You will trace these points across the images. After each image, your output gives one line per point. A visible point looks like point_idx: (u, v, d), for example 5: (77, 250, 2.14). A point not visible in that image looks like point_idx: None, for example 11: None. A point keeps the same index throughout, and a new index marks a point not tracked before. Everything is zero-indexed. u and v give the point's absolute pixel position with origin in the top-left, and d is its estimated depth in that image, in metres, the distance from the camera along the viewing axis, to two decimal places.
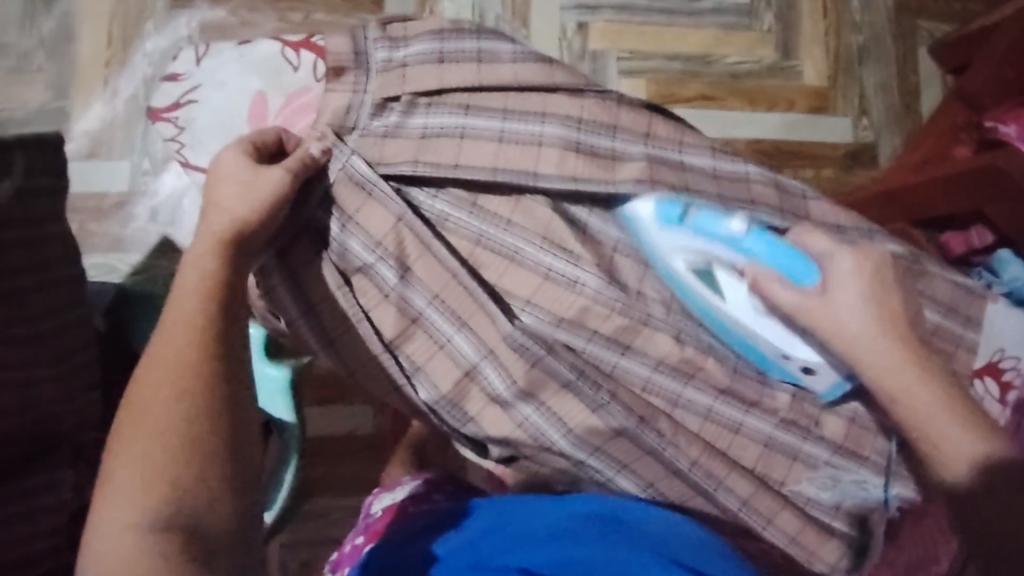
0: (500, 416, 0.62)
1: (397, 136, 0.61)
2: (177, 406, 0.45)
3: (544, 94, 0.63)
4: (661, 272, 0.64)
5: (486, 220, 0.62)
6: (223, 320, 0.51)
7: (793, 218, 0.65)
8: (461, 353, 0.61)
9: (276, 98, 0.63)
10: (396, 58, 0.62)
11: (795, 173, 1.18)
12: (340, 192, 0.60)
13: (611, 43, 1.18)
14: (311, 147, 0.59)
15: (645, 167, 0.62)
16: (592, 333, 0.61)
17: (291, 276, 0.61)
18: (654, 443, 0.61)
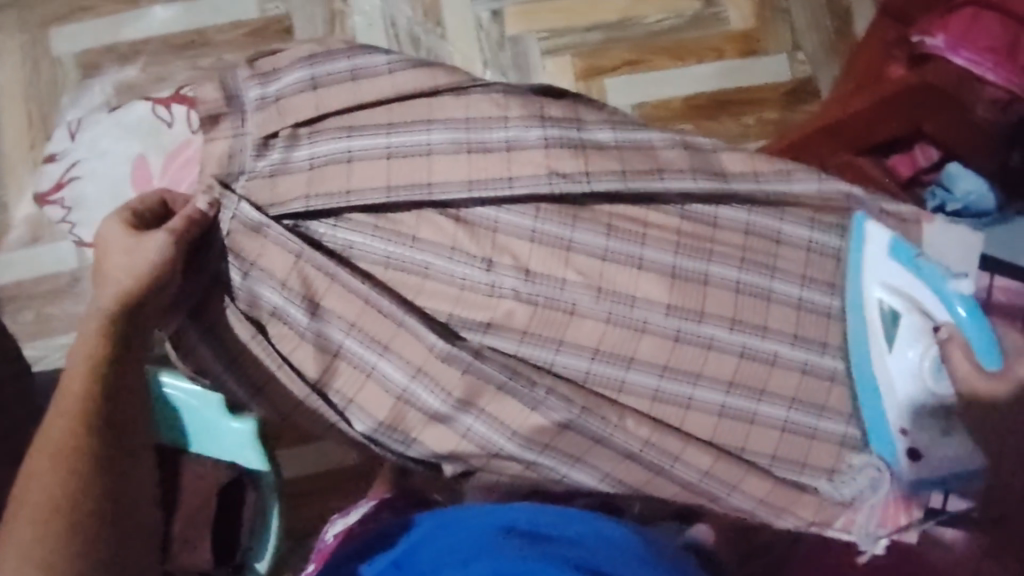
0: (442, 433, 0.61)
1: (284, 172, 0.59)
2: (49, 496, 0.49)
3: (428, 100, 0.61)
4: (584, 254, 0.62)
5: (388, 238, 0.60)
6: (103, 405, 0.53)
7: (708, 176, 0.63)
8: (389, 379, 0.60)
9: (157, 159, 0.62)
10: (271, 92, 0.60)
11: (738, 121, 1.16)
12: (236, 240, 0.58)
13: (529, 24, 1.16)
14: (198, 200, 0.58)
15: (541, 156, 0.61)
16: (523, 335, 0.61)
17: (207, 333, 0.60)
18: (601, 430, 0.61)
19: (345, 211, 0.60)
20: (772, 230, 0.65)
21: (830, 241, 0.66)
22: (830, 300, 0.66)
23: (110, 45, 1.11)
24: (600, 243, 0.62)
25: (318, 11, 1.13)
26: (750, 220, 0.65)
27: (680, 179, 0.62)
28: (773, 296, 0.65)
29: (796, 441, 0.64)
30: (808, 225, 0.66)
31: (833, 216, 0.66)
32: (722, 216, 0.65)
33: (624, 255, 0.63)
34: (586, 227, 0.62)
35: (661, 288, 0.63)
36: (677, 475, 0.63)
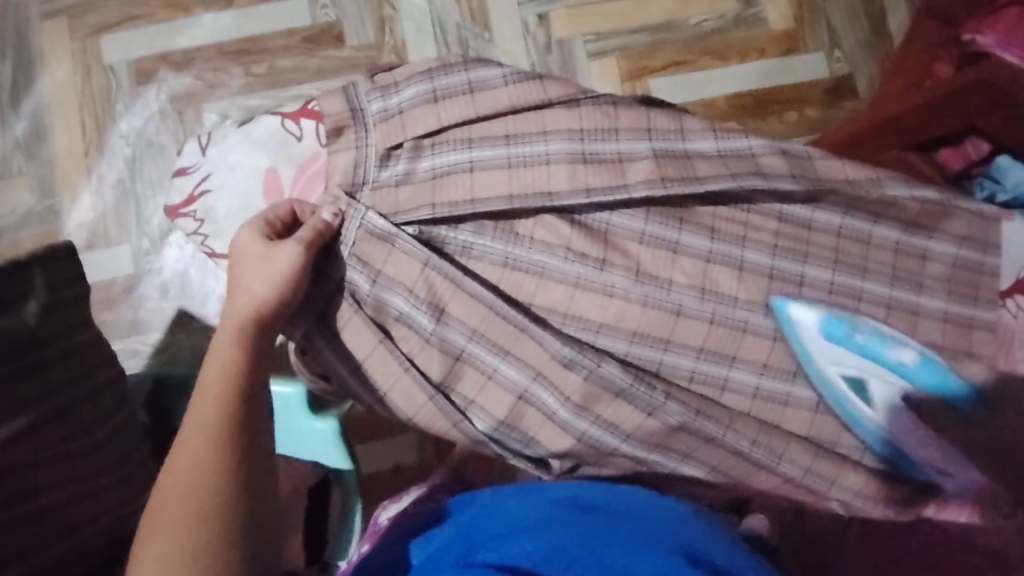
0: (558, 432, 0.64)
1: (408, 182, 0.61)
2: (200, 488, 0.48)
3: (543, 112, 0.63)
4: (688, 257, 0.65)
5: (504, 239, 0.63)
6: (251, 408, 0.54)
7: (807, 180, 0.65)
8: (509, 380, 0.63)
9: (288, 171, 0.63)
10: (392, 105, 0.62)
11: (782, 119, 1.19)
12: (363, 248, 0.60)
13: (574, 28, 1.19)
14: (324, 212, 0.61)
15: (652, 165, 0.62)
16: (633, 335, 0.64)
17: (332, 341, 0.62)
18: (713, 431, 0.63)
19: (469, 217, 0.62)
20: (863, 232, 0.68)
21: (917, 241, 0.69)
22: (918, 297, 0.69)
23: (163, 52, 1.12)
24: (704, 245, 0.65)
25: (368, 18, 1.15)
26: (843, 223, 0.67)
27: (785, 181, 0.64)
28: (863, 295, 0.68)
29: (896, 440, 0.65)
30: (896, 227, 0.68)
31: (924, 219, 0.68)
32: (816, 219, 0.67)
33: (726, 257, 0.65)
34: (693, 230, 0.64)
35: (759, 287, 0.66)
36: (783, 471, 0.65)
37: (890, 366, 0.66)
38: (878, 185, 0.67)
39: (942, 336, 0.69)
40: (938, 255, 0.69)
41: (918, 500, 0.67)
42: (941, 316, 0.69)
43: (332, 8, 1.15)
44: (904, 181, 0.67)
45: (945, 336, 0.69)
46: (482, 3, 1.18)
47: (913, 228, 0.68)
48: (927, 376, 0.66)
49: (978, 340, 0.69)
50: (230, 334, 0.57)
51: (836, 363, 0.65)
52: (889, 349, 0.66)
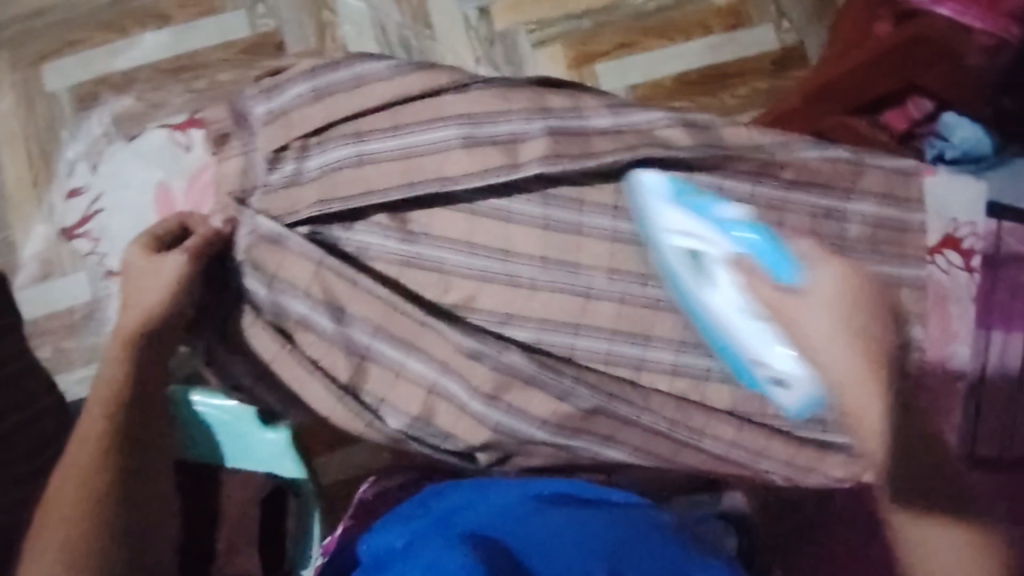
0: (473, 425, 0.63)
1: (297, 183, 0.61)
2: (83, 501, 0.52)
3: (433, 101, 0.62)
4: (595, 238, 0.64)
5: (403, 238, 0.62)
6: (138, 418, 0.57)
7: (706, 148, 0.64)
8: (418, 374, 0.62)
9: (180, 182, 0.63)
10: (277, 106, 0.62)
11: (732, 93, 1.17)
12: (257, 253, 0.61)
13: (514, 19, 1.18)
14: (215, 219, 0.62)
15: (545, 143, 0.62)
16: (543, 320, 0.63)
17: (237, 350, 0.64)
18: (630, 413, 0.64)
19: (367, 212, 0.62)
20: (778, 199, 0.66)
21: (838, 203, 0.67)
22: (843, 259, 0.66)
23: (105, 75, 1.13)
24: (608, 225, 0.64)
25: (307, 24, 1.15)
26: (755, 189, 0.66)
27: (688, 151, 0.63)
28: None
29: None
30: (813, 190, 0.67)
31: (837, 179, 0.67)
32: (725, 186, 0.65)
33: (632, 236, 0.64)
34: (597, 211, 0.64)
35: None
36: (708, 448, 0.66)
37: (716, 223, 0.58)
38: (787, 149, 0.66)
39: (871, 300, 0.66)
40: (860, 216, 0.68)
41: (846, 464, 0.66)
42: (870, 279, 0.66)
43: (270, 17, 1.15)
44: (814, 143, 0.67)
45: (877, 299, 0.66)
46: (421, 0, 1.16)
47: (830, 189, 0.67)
48: (746, 243, 0.56)
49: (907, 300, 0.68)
50: (124, 345, 0.58)
51: (678, 231, 0.60)
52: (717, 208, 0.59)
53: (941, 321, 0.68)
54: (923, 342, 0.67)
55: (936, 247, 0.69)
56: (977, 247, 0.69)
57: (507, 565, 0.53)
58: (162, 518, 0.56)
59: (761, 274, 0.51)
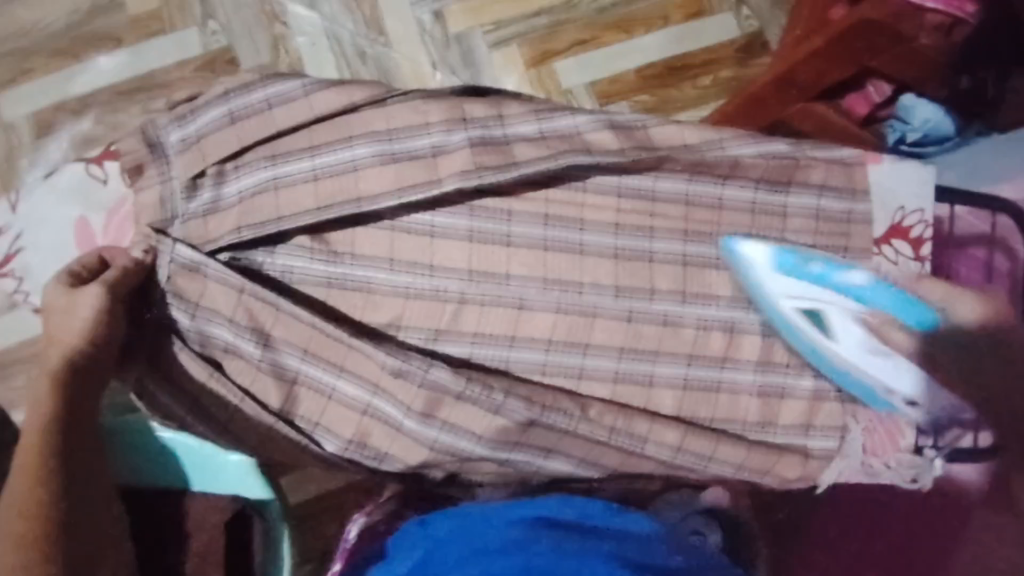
0: (411, 444, 0.61)
1: (216, 211, 0.60)
2: (20, 533, 0.45)
3: (349, 118, 0.61)
4: (524, 247, 0.63)
5: (326, 260, 0.61)
6: (76, 443, 0.51)
7: (640, 148, 0.62)
8: (349, 397, 0.61)
9: (99, 216, 0.63)
10: (191, 132, 0.61)
11: (695, 85, 1.14)
12: (179, 283, 0.59)
13: (471, 20, 1.13)
14: (136, 250, 0.60)
15: (467, 154, 0.60)
16: (474, 338, 0.62)
17: (165, 380, 0.61)
18: (564, 424, 0.60)
19: (288, 234, 0.61)
20: (713, 197, 0.65)
21: (775, 198, 0.66)
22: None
23: (58, 101, 1.07)
24: (539, 234, 0.63)
25: (259, 37, 1.09)
26: (689, 189, 0.65)
27: (609, 156, 0.61)
28: (722, 263, 0.65)
29: (764, 404, 0.64)
30: (751, 186, 0.65)
31: (779, 173, 0.65)
32: (660, 188, 0.64)
33: (564, 243, 0.63)
34: (524, 220, 0.63)
35: (605, 270, 0.64)
36: (653, 454, 0.62)
37: (843, 293, 0.60)
38: (720, 147, 0.63)
39: None
40: (799, 211, 0.66)
41: (803, 467, 0.64)
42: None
43: (222, 32, 1.09)
44: (747, 139, 0.63)
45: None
46: (373, 6, 1.11)
47: (767, 183, 0.66)
48: (895, 305, 0.59)
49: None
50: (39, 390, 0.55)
51: (790, 296, 0.61)
52: (842, 273, 0.60)
53: None
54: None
55: (883, 238, 0.67)
56: (926, 235, 0.66)
57: None
58: (113, 546, 0.49)
59: (894, 326, 0.60)
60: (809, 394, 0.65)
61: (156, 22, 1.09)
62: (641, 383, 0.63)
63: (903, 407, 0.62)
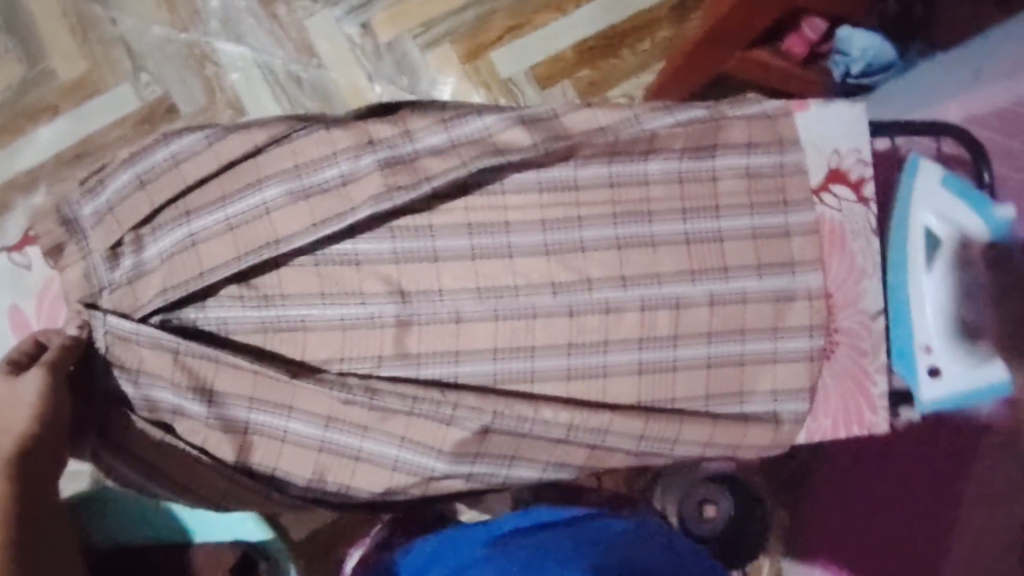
0: (374, 470, 0.60)
1: (140, 276, 0.59)
2: None
3: (255, 161, 0.60)
4: (453, 262, 0.63)
5: (258, 305, 0.61)
6: (35, 530, 0.52)
7: (558, 137, 0.62)
8: (304, 437, 0.60)
9: (30, 302, 0.62)
10: (103, 202, 0.59)
11: (635, 51, 1.12)
12: (116, 353, 0.58)
13: (399, 27, 1.11)
14: (71, 326, 0.59)
15: (378, 179, 0.60)
16: (418, 361, 0.62)
17: (122, 449, 0.59)
18: (516, 427, 0.59)
19: (215, 288, 0.60)
20: (637, 173, 0.65)
21: (700, 164, 0.65)
22: (718, 221, 0.65)
23: (7, 180, 1.05)
24: (465, 244, 0.63)
25: (192, 81, 1.08)
26: (612, 169, 0.64)
27: (522, 152, 0.61)
28: (656, 240, 0.64)
29: (721, 377, 0.64)
30: (676, 157, 0.65)
31: (704, 137, 0.64)
32: (581, 176, 0.64)
33: (492, 249, 0.63)
34: (446, 233, 0.62)
35: (538, 267, 0.63)
36: (617, 445, 0.61)
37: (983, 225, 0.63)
38: (636, 123, 0.62)
39: (756, 253, 0.66)
40: (730, 171, 0.66)
41: (773, 434, 0.64)
42: (749, 234, 0.66)
43: (155, 82, 1.07)
44: (662, 111, 0.63)
45: (760, 251, 0.65)
46: (299, 31, 1.10)
47: (695, 151, 0.65)
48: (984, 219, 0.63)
49: (801, 248, 0.66)
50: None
51: (928, 215, 0.65)
52: (987, 208, 0.62)
53: (845, 261, 0.66)
54: (823, 285, 0.66)
55: (821, 186, 0.66)
56: (866, 174, 0.65)
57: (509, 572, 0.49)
58: None
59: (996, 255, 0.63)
60: (767, 353, 0.65)
61: (88, 83, 1.07)
62: (592, 375, 0.63)
63: (927, 373, 0.65)
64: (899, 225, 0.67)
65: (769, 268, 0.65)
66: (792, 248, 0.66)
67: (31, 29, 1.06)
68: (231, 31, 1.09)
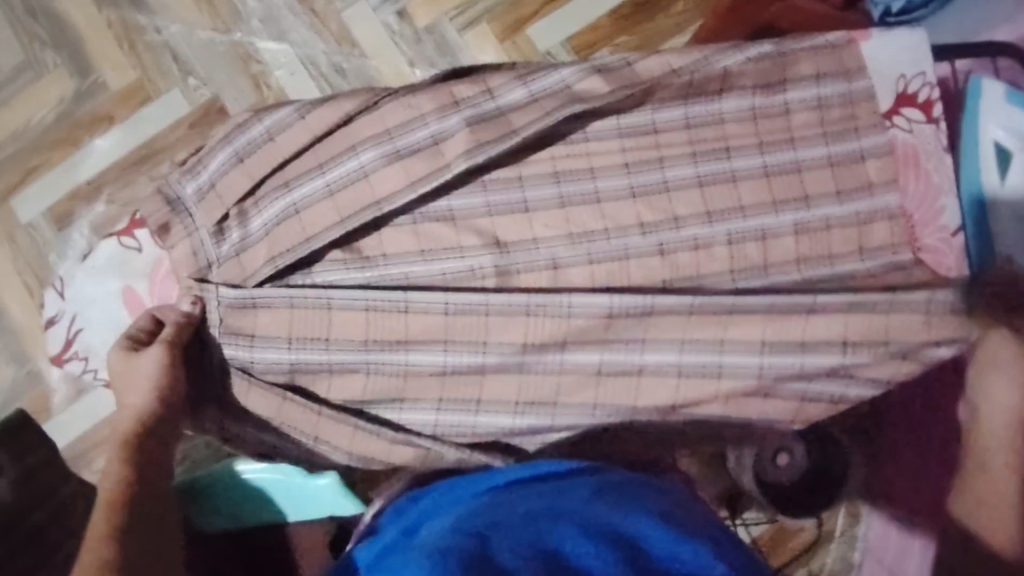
0: (499, 390, 0.63)
1: (246, 247, 0.62)
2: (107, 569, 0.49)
3: (347, 130, 0.62)
4: (543, 209, 0.64)
5: (359, 266, 0.63)
6: (147, 493, 0.56)
7: (633, 80, 0.64)
8: (423, 366, 0.62)
9: (143, 282, 0.66)
10: (204, 181, 0.62)
11: (671, 12, 1.12)
12: (232, 322, 0.61)
13: (435, 10, 1.12)
14: (184, 303, 0.62)
15: (466, 135, 0.62)
16: (527, 313, 0.62)
17: (243, 416, 0.64)
18: (632, 330, 0.63)
19: (319, 254, 0.63)
20: (711, 112, 0.66)
21: (770, 99, 0.67)
22: (796, 151, 0.67)
23: (72, 191, 1.06)
24: (553, 192, 0.64)
25: (241, 81, 1.09)
26: (687, 109, 0.66)
27: (602, 101, 0.63)
28: (738, 175, 0.66)
29: (828, 320, 0.63)
30: (747, 94, 0.67)
31: (763, 76, 0.67)
32: (658, 119, 0.66)
33: (581, 195, 0.64)
34: (536, 183, 0.64)
35: (626, 210, 0.64)
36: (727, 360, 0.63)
37: None
38: (706, 62, 0.65)
39: (836, 180, 0.67)
40: (801, 105, 0.67)
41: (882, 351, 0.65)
42: (827, 161, 0.67)
43: (205, 85, 1.08)
44: (731, 50, 0.66)
45: (838, 177, 0.67)
46: (339, 23, 1.10)
47: (761, 88, 0.67)
48: None
49: (875, 170, 0.68)
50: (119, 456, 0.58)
51: (1000, 127, 0.69)
52: None
53: (921, 181, 0.68)
54: (900, 204, 0.68)
55: (889, 112, 0.68)
56: (934, 95, 0.68)
57: (529, 515, 0.47)
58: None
59: None
60: (865, 272, 0.66)
61: (141, 92, 1.08)
62: (684, 308, 0.63)
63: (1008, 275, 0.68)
64: (970, 139, 0.70)
65: (847, 190, 0.67)
66: (868, 176, 0.67)
67: (78, 42, 1.08)
68: (274, 28, 1.09)
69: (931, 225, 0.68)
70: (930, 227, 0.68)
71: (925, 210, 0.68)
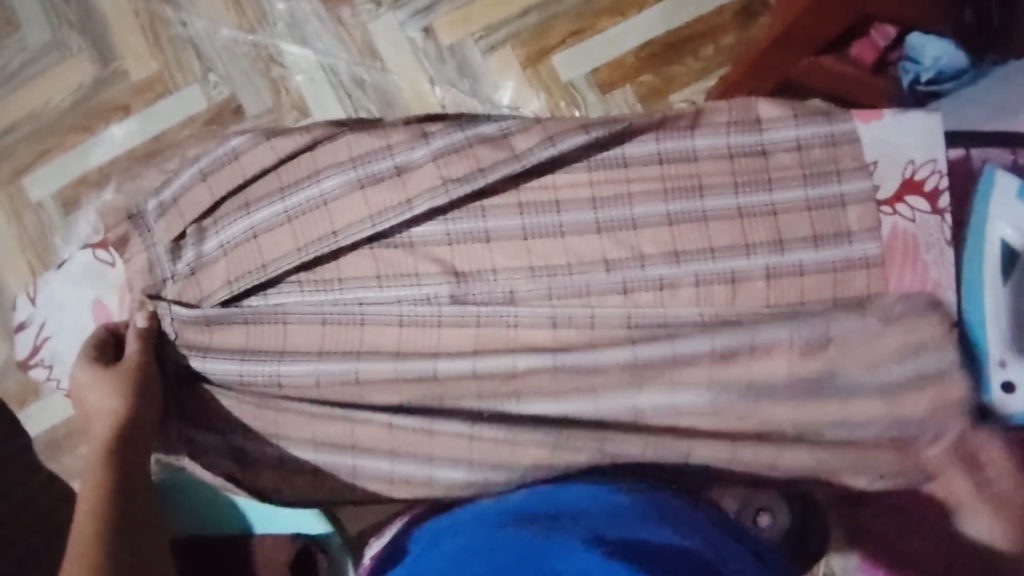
0: (451, 439, 0.63)
1: (202, 265, 0.64)
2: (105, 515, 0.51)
3: (311, 154, 0.65)
4: (504, 239, 0.65)
5: (318, 290, 0.65)
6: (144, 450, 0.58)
7: (602, 125, 0.66)
8: (372, 382, 0.63)
9: (111, 297, 0.67)
10: (167, 197, 0.65)
11: (699, 56, 1.08)
12: (188, 334, 0.64)
13: (462, 30, 1.08)
14: (137, 318, 0.64)
15: (433, 169, 0.64)
16: (474, 355, 0.63)
17: (198, 422, 0.65)
18: (580, 377, 0.63)
19: (278, 277, 0.64)
20: (686, 148, 0.67)
21: (749, 138, 0.67)
22: (772, 192, 0.66)
23: (80, 176, 1.05)
24: (517, 223, 0.65)
25: (258, 82, 1.07)
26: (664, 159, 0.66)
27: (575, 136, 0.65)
28: (716, 250, 0.65)
29: (777, 404, 0.62)
30: (722, 131, 0.67)
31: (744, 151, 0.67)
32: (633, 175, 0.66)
33: (543, 229, 0.65)
34: (498, 213, 0.65)
35: (590, 244, 0.65)
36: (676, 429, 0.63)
37: None
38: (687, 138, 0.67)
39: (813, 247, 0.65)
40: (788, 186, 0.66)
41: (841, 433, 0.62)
42: (804, 206, 0.65)
43: (223, 84, 1.06)
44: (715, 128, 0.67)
45: (817, 221, 0.65)
46: (363, 34, 1.08)
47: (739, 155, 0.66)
48: None
49: (855, 218, 0.65)
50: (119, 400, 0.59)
51: (1009, 223, 0.66)
52: None
53: (918, 273, 0.66)
54: (880, 255, 0.65)
55: (891, 199, 0.66)
56: (942, 185, 0.66)
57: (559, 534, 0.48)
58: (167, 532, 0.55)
59: None
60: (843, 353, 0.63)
61: (159, 85, 1.06)
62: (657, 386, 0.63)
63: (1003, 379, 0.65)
64: (975, 232, 0.67)
65: (826, 266, 0.65)
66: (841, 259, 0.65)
67: (102, 27, 1.06)
68: (297, 34, 1.07)
69: (918, 298, 0.65)
70: (915, 298, 0.66)
71: (913, 299, 0.66)
